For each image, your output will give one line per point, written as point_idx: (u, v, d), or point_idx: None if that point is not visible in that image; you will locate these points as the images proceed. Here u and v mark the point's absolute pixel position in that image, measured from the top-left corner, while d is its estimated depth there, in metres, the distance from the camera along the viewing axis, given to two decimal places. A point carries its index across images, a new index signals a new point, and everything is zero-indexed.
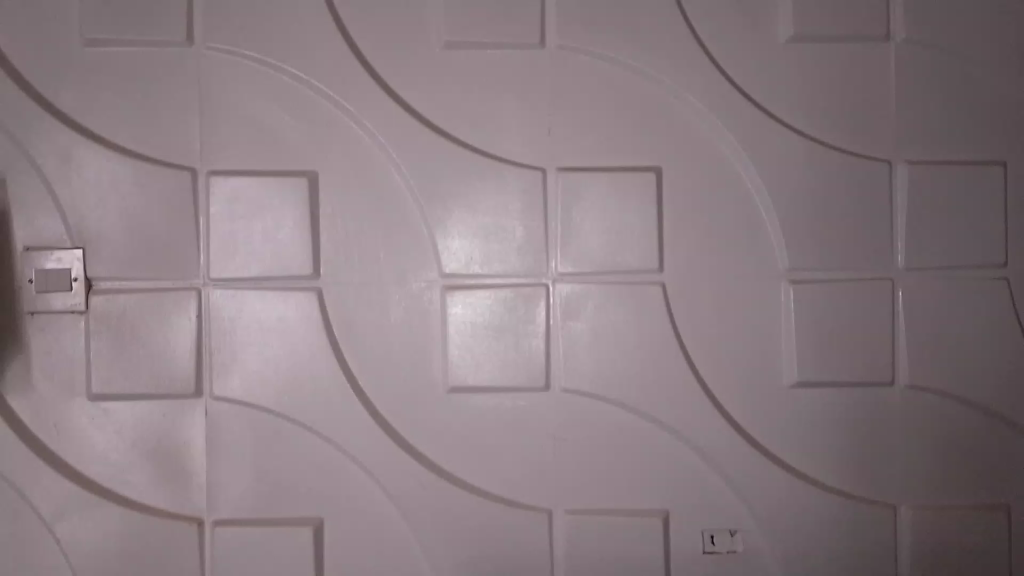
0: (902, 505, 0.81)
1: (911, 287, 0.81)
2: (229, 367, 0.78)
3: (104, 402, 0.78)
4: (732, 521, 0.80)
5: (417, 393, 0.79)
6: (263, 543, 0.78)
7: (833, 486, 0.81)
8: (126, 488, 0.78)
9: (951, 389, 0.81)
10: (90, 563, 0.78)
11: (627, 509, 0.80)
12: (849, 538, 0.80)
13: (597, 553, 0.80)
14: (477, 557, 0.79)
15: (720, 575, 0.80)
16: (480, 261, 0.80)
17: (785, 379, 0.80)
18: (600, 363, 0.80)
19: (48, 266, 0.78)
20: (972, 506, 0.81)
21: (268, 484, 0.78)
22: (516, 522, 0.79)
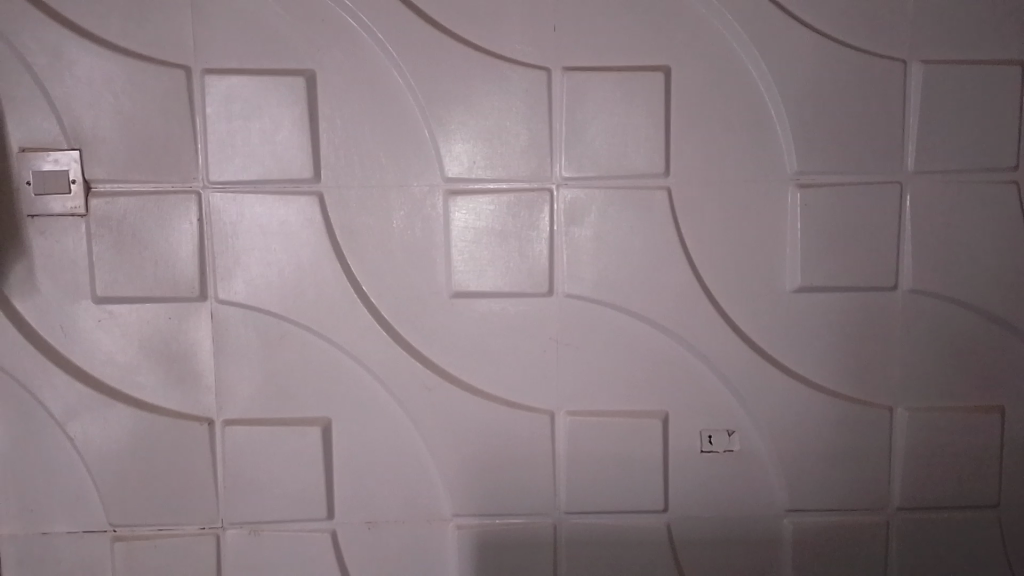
0: (898, 406, 0.82)
1: (920, 192, 0.80)
2: (232, 270, 0.78)
3: (110, 305, 0.78)
4: (730, 423, 0.82)
5: (421, 296, 0.80)
6: (272, 441, 0.80)
7: (831, 388, 0.82)
8: (136, 388, 0.79)
9: (954, 294, 0.81)
10: (104, 461, 0.80)
11: (628, 411, 0.82)
12: (844, 437, 0.82)
13: (597, 451, 0.82)
14: (480, 455, 0.82)
15: (717, 472, 0.82)
16: (483, 165, 0.78)
17: (788, 283, 0.80)
18: (603, 268, 0.80)
19: (45, 168, 0.76)
20: (967, 407, 0.83)
21: (276, 386, 0.80)
22: (519, 422, 0.81)
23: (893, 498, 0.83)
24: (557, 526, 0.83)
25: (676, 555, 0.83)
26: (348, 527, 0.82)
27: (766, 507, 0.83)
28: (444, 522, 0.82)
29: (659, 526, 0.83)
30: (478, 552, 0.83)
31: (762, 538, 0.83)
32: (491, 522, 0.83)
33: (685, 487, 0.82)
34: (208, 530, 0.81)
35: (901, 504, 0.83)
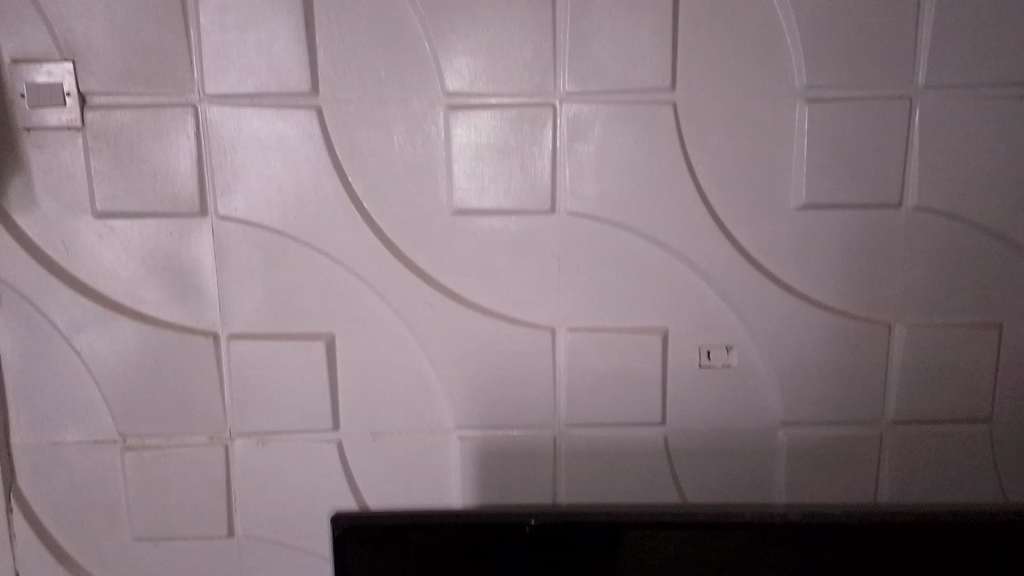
0: (896, 324, 0.83)
1: (930, 107, 0.78)
2: (232, 186, 0.78)
3: (110, 220, 0.78)
4: (729, 339, 0.83)
5: (422, 213, 0.79)
6: (277, 355, 0.81)
7: (831, 305, 0.82)
8: (141, 303, 0.80)
9: (958, 212, 0.80)
10: (112, 374, 0.81)
11: (628, 327, 0.82)
12: (841, 354, 0.83)
13: (598, 367, 0.83)
14: (482, 370, 0.83)
15: (715, 387, 0.84)
16: (485, 79, 0.77)
17: (792, 200, 0.80)
18: (606, 185, 0.79)
19: (38, 80, 0.75)
20: (965, 325, 0.83)
21: (279, 302, 0.81)
22: (521, 338, 0.82)
23: (887, 413, 0.85)
24: (557, 439, 0.85)
25: (673, 466, 0.85)
26: (353, 438, 0.84)
27: (762, 421, 0.85)
28: (447, 434, 0.84)
29: (657, 439, 0.85)
30: (480, 463, 0.85)
31: (757, 451, 0.85)
32: (493, 434, 0.84)
33: (683, 401, 0.84)
34: (218, 440, 0.83)
35: (895, 419, 0.85)
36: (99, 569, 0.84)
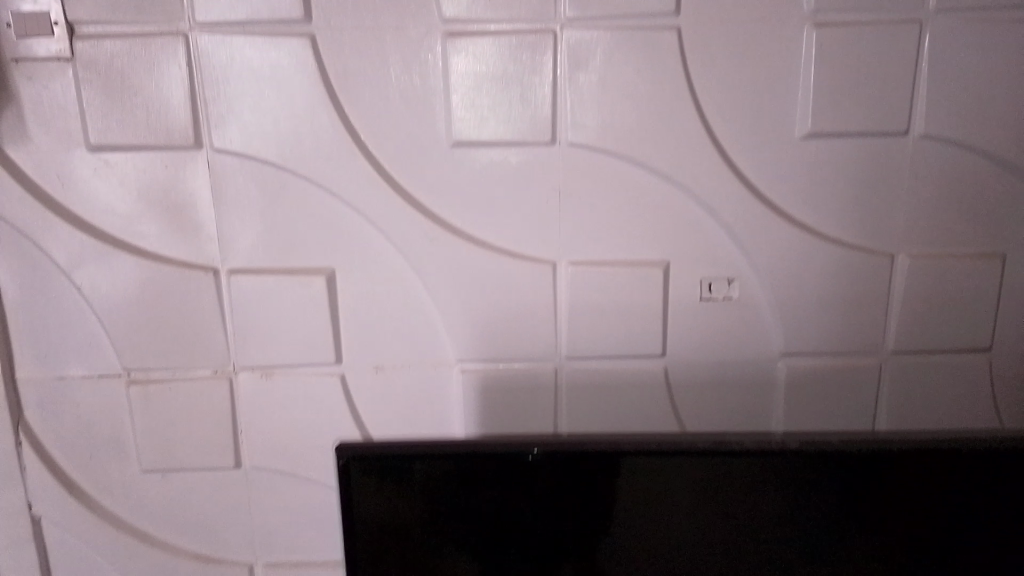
0: (899, 254, 0.83)
1: (941, 32, 0.76)
2: (226, 118, 0.77)
3: (105, 154, 0.77)
4: (731, 271, 0.82)
5: (420, 145, 0.78)
6: (277, 290, 0.81)
7: (833, 236, 0.82)
8: (139, 238, 0.80)
9: (966, 140, 0.79)
10: (113, 309, 0.81)
11: (629, 260, 0.82)
12: (842, 285, 0.83)
13: (599, 299, 0.83)
14: (483, 304, 0.83)
15: (715, 319, 0.84)
16: (483, 5, 0.74)
17: (797, 130, 0.78)
18: (607, 115, 0.77)
19: (25, 9, 0.73)
20: (968, 255, 0.83)
21: (278, 236, 0.80)
22: (521, 271, 0.82)
23: (887, 343, 0.85)
24: (558, 371, 0.85)
25: (673, 397, 0.86)
26: (355, 372, 0.84)
27: (762, 352, 0.85)
28: (449, 368, 0.85)
29: (657, 371, 0.85)
30: (482, 395, 0.86)
31: (757, 382, 0.86)
32: (495, 367, 0.85)
33: (683, 334, 0.84)
34: (221, 374, 0.83)
35: (894, 350, 0.85)
36: (108, 500, 0.86)
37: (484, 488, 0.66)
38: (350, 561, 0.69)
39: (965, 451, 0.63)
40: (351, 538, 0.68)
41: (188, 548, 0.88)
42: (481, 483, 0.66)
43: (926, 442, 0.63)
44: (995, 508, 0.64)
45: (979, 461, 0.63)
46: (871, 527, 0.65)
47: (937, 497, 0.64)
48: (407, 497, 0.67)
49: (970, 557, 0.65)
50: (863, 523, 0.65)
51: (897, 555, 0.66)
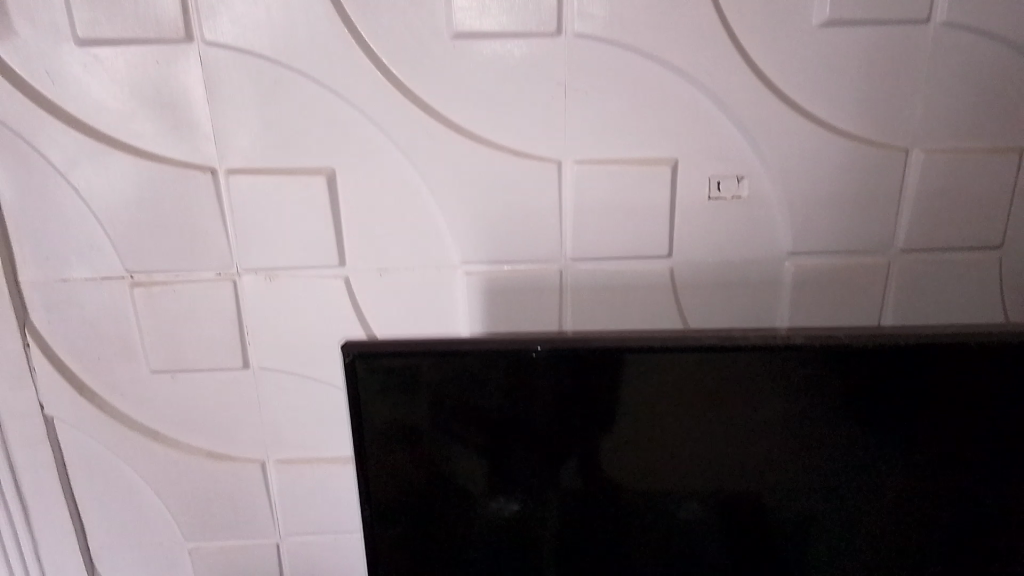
0: (914, 149, 0.80)
1: None
2: (217, 9, 0.73)
3: (93, 49, 0.74)
4: (740, 168, 0.81)
5: (419, 37, 0.75)
6: (277, 190, 0.80)
7: (847, 130, 0.79)
8: (133, 137, 0.78)
9: (990, 29, 0.76)
10: (112, 211, 0.80)
11: (636, 158, 0.80)
12: (854, 181, 0.81)
13: (605, 199, 0.81)
14: (487, 205, 0.81)
15: (723, 218, 0.82)
16: None
17: (814, 18, 0.75)
18: (615, 3, 0.74)
19: None
20: (985, 149, 0.80)
21: (276, 135, 0.78)
22: (525, 170, 0.80)
23: (897, 241, 0.84)
24: (564, 273, 0.85)
25: (678, 298, 0.86)
26: (359, 273, 0.84)
27: (770, 252, 0.84)
28: (453, 269, 0.84)
29: (663, 271, 0.85)
30: (487, 296, 0.85)
31: (763, 282, 0.85)
32: (499, 269, 0.84)
33: (690, 233, 0.83)
34: (224, 276, 0.83)
35: (903, 248, 0.84)
36: (119, 401, 0.87)
37: (488, 384, 0.67)
38: (359, 456, 0.70)
39: (966, 345, 0.63)
40: (358, 436, 0.70)
41: (200, 446, 0.90)
42: (486, 380, 0.67)
43: (928, 338, 0.63)
44: (992, 400, 0.65)
45: (979, 354, 0.64)
46: (869, 420, 0.66)
47: (936, 391, 0.65)
48: (413, 394, 0.68)
49: (964, 446, 0.67)
50: (862, 417, 0.66)
51: (892, 446, 0.67)
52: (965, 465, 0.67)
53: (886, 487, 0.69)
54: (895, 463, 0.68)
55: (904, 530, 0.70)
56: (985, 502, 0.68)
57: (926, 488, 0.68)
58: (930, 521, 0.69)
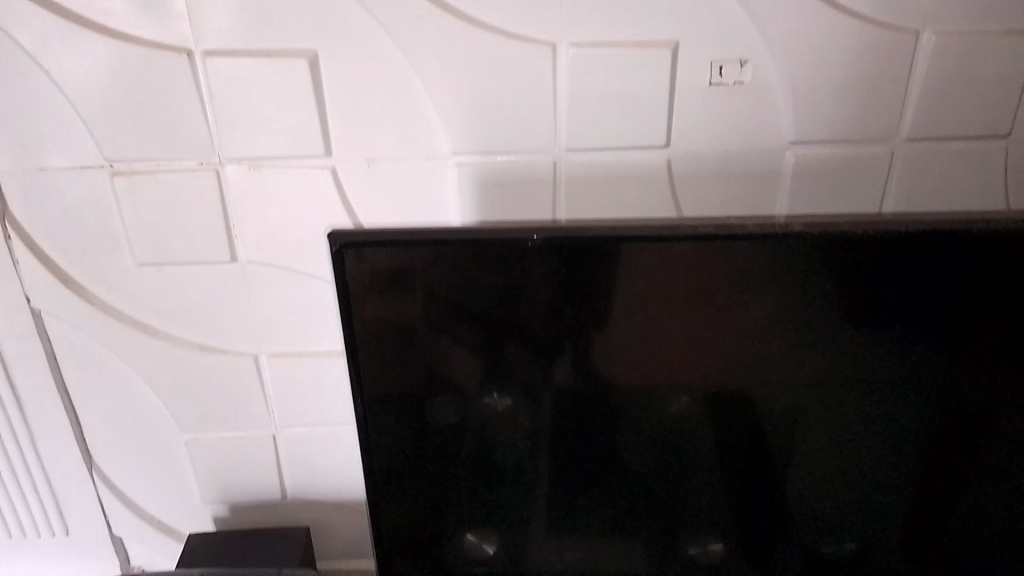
0: (925, 32, 0.77)
1: None
2: None
3: None
4: (744, 52, 0.77)
5: None
6: (259, 75, 0.76)
7: (857, 10, 0.75)
8: (104, 16, 0.73)
9: None
10: (87, 96, 0.76)
11: (634, 40, 0.76)
12: (862, 66, 0.78)
13: (601, 85, 0.78)
14: (479, 91, 0.78)
15: (724, 105, 0.79)
16: None
17: None
18: None
19: None
20: (999, 32, 0.77)
21: (255, 14, 0.74)
22: (518, 53, 0.76)
23: (902, 130, 0.81)
24: (558, 164, 0.82)
25: (675, 191, 0.84)
26: (346, 164, 0.81)
27: (771, 142, 0.81)
28: (444, 161, 0.82)
29: (660, 162, 0.82)
30: (479, 188, 0.83)
31: (763, 174, 0.83)
32: (491, 160, 0.82)
33: (689, 122, 0.80)
34: (207, 166, 0.80)
35: (908, 137, 0.82)
36: (107, 294, 0.86)
37: (482, 274, 0.67)
38: (351, 352, 0.71)
39: (950, 234, 0.65)
40: (349, 332, 0.70)
41: (192, 339, 0.89)
42: (479, 271, 0.67)
43: (914, 228, 0.65)
44: (971, 282, 0.67)
45: (962, 241, 0.65)
46: (852, 311, 0.69)
47: (917, 280, 0.67)
48: (406, 286, 0.68)
49: (940, 334, 0.70)
50: (845, 309, 0.69)
51: (874, 333, 0.70)
52: (940, 353, 0.70)
53: (865, 375, 0.72)
54: (874, 353, 0.71)
55: (878, 417, 0.74)
56: (956, 384, 0.72)
57: (903, 376, 0.72)
58: (903, 406, 0.73)
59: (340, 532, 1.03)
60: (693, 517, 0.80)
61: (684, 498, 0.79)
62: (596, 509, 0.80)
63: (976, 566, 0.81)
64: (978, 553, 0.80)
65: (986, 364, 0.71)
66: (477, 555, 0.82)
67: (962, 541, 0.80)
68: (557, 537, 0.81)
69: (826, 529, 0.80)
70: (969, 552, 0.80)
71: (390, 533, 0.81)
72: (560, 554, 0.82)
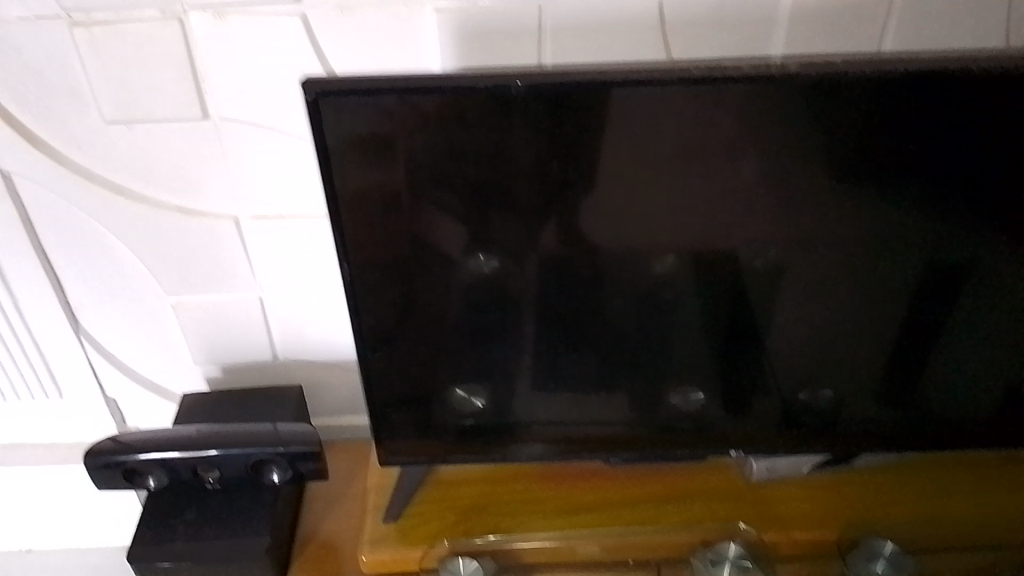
0: None
1: None
2: None
3: None
4: None
5: None
6: None
7: None
8: None
9: None
10: None
11: None
12: None
13: None
14: None
15: None
16: None
17: None
18: None
19: None
20: None
21: None
22: None
23: None
24: (543, 9, 0.78)
25: (665, 36, 0.80)
26: (318, 12, 0.77)
27: None
28: (422, 7, 0.77)
29: (651, 5, 0.78)
30: (460, 37, 0.79)
31: (758, 18, 0.79)
32: (472, 5, 0.77)
33: None
34: (170, 14, 0.75)
35: None
36: (78, 155, 0.83)
37: (465, 128, 0.65)
38: (334, 217, 0.70)
39: (946, 75, 0.63)
40: (331, 195, 0.69)
41: (169, 201, 0.88)
42: (463, 125, 0.65)
43: (909, 71, 0.63)
44: (963, 128, 0.66)
45: (958, 83, 0.64)
46: (842, 160, 0.68)
47: (909, 126, 0.66)
48: (387, 145, 0.66)
49: (929, 184, 0.69)
50: (835, 160, 0.68)
51: (863, 184, 0.69)
52: (927, 204, 0.70)
53: (851, 229, 0.72)
54: (862, 207, 0.70)
55: (862, 269, 0.75)
56: (941, 235, 0.72)
57: (889, 229, 0.72)
58: (886, 258, 0.74)
59: (332, 390, 1.05)
60: (676, 370, 0.82)
61: (668, 352, 0.80)
62: (582, 365, 0.81)
63: (945, 409, 0.84)
64: (947, 397, 0.83)
65: (971, 214, 0.71)
66: (466, 410, 0.84)
67: (935, 387, 0.83)
68: (543, 391, 0.83)
69: (804, 379, 0.83)
70: (939, 395, 0.83)
71: (381, 392, 0.82)
72: (546, 407, 0.84)
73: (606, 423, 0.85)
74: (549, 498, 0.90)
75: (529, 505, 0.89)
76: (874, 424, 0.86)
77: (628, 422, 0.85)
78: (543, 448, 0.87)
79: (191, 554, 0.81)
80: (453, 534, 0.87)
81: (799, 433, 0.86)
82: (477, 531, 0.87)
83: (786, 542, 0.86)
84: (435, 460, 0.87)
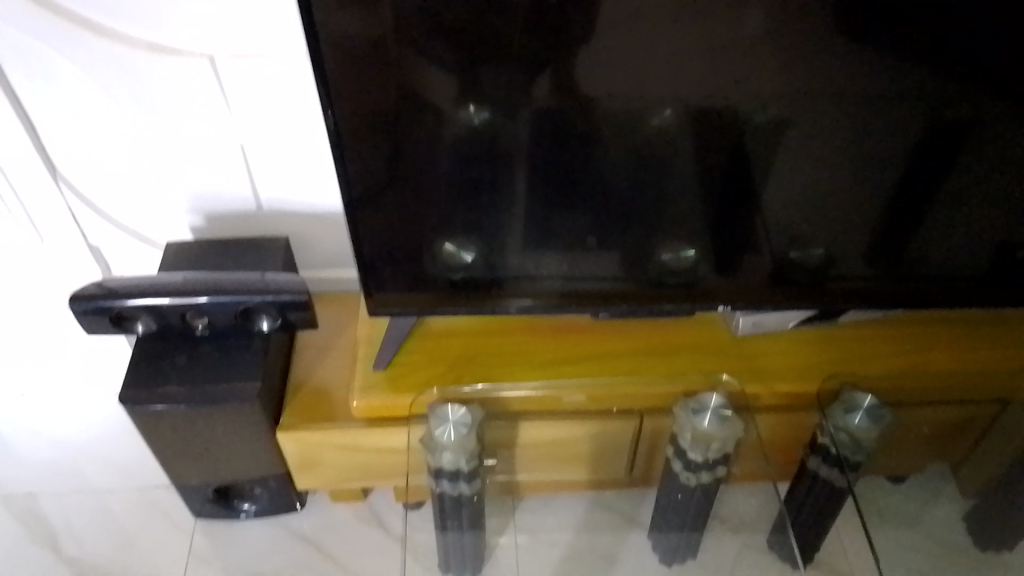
0: None
1: None
2: None
3: None
4: None
5: None
6: None
7: None
8: None
9: None
10: None
11: None
12: None
13: None
14: None
15: None
16: None
17: None
18: None
19: None
20: None
21: None
22: None
23: None
24: None
25: None
26: None
27: None
28: None
29: None
30: None
31: None
32: None
33: None
34: None
35: None
36: None
37: None
38: (315, 56, 0.65)
39: None
40: (311, 33, 0.64)
41: (141, 38, 0.82)
42: None
43: None
44: None
45: None
46: (859, 5, 0.63)
47: None
48: None
49: (944, 35, 0.65)
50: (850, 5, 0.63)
51: (877, 33, 0.65)
52: (941, 56, 0.66)
53: (860, 83, 0.68)
54: (872, 59, 0.67)
55: (867, 126, 0.72)
56: (951, 91, 0.69)
57: (897, 84, 0.68)
58: (895, 114, 0.71)
59: (318, 243, 1.04)
60: (668, 226, 0.80)
61: (660, 209, 0.79)
62: (573, 220, 0.80)
63: (935, 270, 0.84)
64: (938, 258, 0.83)
65: (984, 68, 0.67)
66: (455, 263, 0.83)
67: (927, 249, 0.82)
68: (533, 247, 0.82)
69: (796, 238, 0.82)
70: (930, 256, 0.83)
71: (369, 244, 0.81)
72: (537, 262, 0.83)
73: (596, 278, 0.85)
74: (535, 350, 0.91)
75: (514, 356, 0.90)
76: (862, 283, 0.86)
77: (617, 278, 0.85)
78: (532, 302, 0.87)
79: (183, 397, 0.82)
80: (442, 382, 0.88)
81: (787, 291, 0.86)
82: (466, 380, 0.88)
83: (767, 393, 0.88)
84: (423, 312, 0.87)
